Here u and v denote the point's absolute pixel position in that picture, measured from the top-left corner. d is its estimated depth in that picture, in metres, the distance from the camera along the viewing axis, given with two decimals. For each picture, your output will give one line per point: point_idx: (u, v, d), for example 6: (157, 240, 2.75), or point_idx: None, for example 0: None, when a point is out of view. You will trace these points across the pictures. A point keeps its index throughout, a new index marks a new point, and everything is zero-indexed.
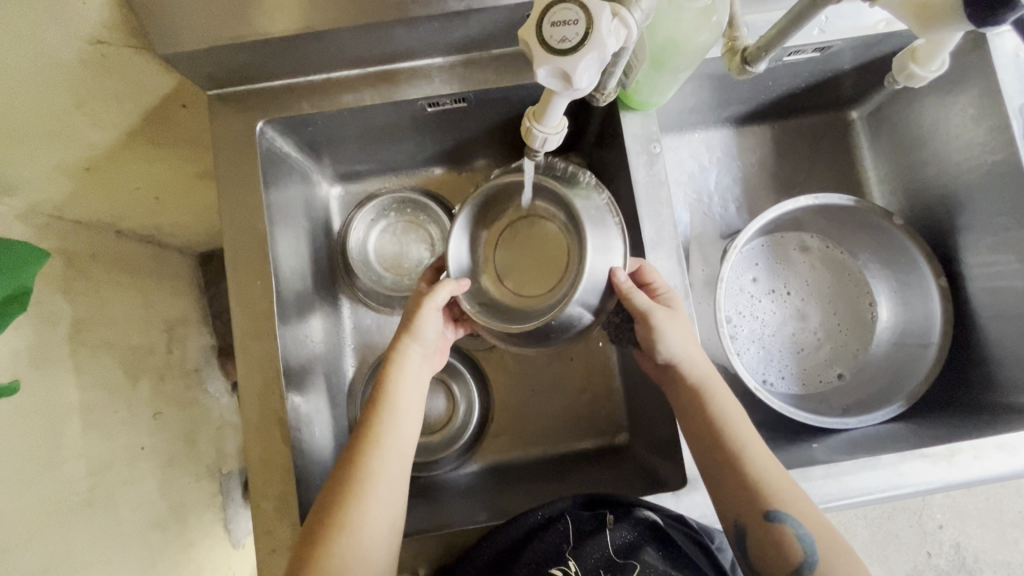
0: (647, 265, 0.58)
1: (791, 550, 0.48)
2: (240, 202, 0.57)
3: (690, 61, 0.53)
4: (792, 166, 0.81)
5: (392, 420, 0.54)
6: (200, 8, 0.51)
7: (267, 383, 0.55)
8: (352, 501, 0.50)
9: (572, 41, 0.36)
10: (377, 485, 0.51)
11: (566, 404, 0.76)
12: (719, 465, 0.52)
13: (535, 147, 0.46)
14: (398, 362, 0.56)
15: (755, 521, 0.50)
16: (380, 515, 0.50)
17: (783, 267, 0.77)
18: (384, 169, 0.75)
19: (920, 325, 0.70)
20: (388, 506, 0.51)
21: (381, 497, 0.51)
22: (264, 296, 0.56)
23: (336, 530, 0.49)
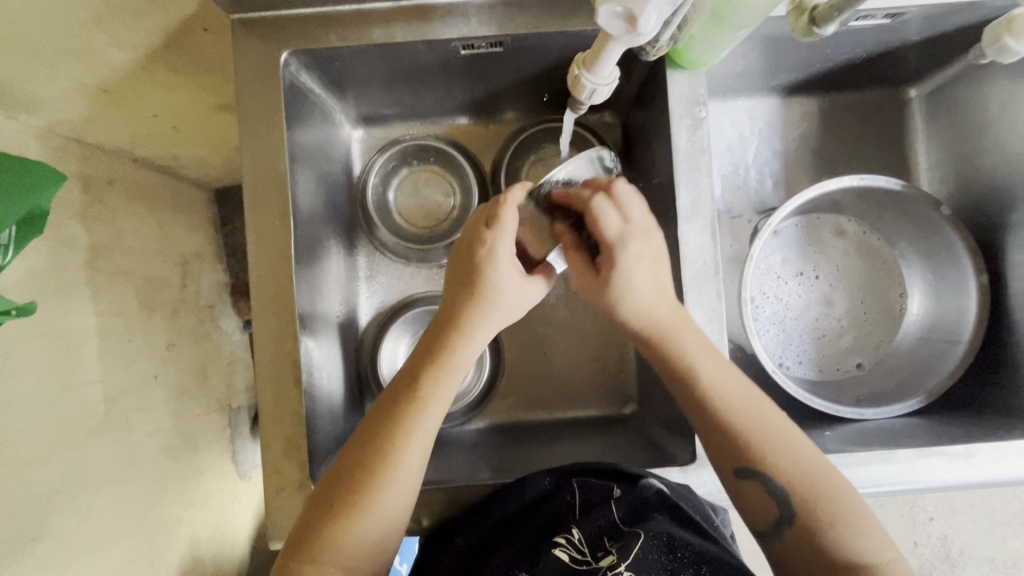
0: (619, 189, 0.52)
1: (771, 509, 0.48)
2: (260, 136, 0.55)
3: (752, 16, 0.48)
4: (836, 143, 0.76)
5: (442, 392, 0.50)
6: None
7: (281, 325, 0.54)
8: (379, 467, 0.48)
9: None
10: (407, 456, 0.49)
11: (577, 370, 0.75)
12: (703, 427, 0.51)
13: (581, 99, 0.46)
14: (467, 331, 0.51)
15: (738, 479, 0.50)
16: (402, 487, 0.49)
17: (814, 250, 0.74)
18: (410, 114, 0.72)
19: (952, 321, 0.67)
20: (412, 480, 0.49)
21: (408, 470, 0.49)
22: (282, 237, 0.54)
23: (360, 492, 0.47)
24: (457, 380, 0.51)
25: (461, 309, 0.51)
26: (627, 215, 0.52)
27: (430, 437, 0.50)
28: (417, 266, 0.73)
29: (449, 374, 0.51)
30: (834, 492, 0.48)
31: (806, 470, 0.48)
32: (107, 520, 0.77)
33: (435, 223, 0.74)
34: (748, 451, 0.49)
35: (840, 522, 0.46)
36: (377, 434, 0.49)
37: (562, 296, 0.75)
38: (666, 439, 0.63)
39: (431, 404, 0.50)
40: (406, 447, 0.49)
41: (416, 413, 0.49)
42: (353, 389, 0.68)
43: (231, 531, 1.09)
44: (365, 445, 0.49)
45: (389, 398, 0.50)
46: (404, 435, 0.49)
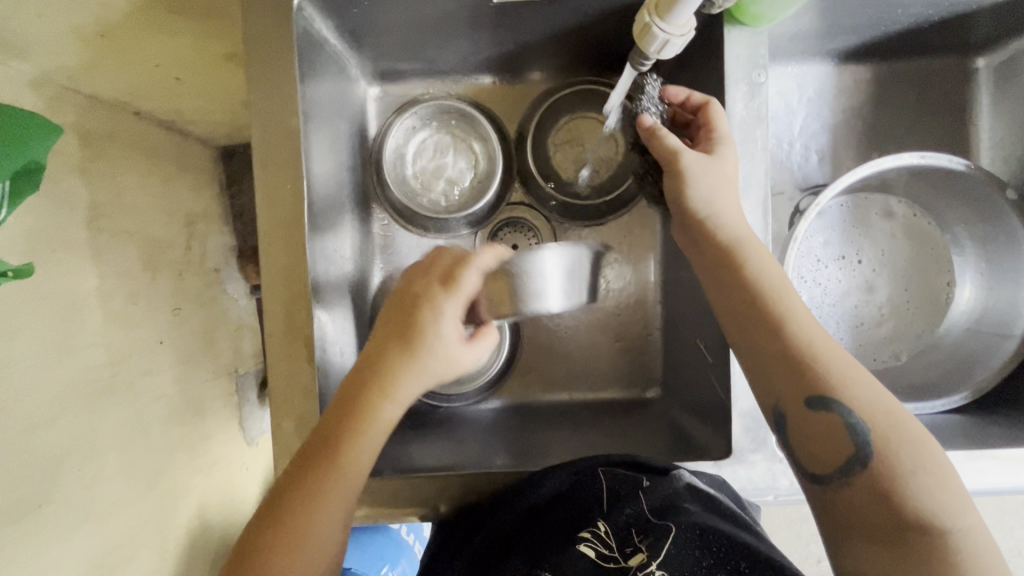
0: (714, 105, 0.50)
1: (841, 443, 0.41)
2: (271, 87, 0.49)
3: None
4: (891, 115, 0.70)
5: (362, 460, 0.46)
6: None
7: (293, 299, 0.50)
8: (287, 533, 0.44)
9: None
10: (320, 520, 0.45)
11: (598, 350, 0.72)
12: (760, 355, 0.45)
13: (653, 49, 0.42)
14: (389, 389, 0.46)
15: (801, 407, 0.43)
16: (322, 548, 0.45)
17: (859, 232, 0.70)
18: (430, 70, 0.67)
19: (1006, 312, 0.63)
20: (331, 543, 0.46)
21: (319, 539, 0.45)
22: (295, 202, 0.49)
23: (265, 558, 0.43)
24: (377, 444, 0.46)
25: (382, 365, 0.47)
26: (713, 128, 0.50)
27: (347, 502, 0.46)
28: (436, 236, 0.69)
29: (367, 438, 0.46)
30: (916, 440, 0.41)
31: (886, 411, 0.42)
32: (113, 487, 0.76)
33: (456, 191, 0.69)
34: (814, 381, 0.43)
35: (921, 473, 0.40)
36: (286, 497, 0.45)
37: None
38: (695, 427, 0.60)
39: (347, 472, 0.45)
40: (321, 510, 0.45)
41: (330, 480, 0.45)
42: None
43: (239, 496, 1.08)
44: (275, 505, 0.45)
45: (299, 459, 0.46)
46: (314, 500, 0.45)
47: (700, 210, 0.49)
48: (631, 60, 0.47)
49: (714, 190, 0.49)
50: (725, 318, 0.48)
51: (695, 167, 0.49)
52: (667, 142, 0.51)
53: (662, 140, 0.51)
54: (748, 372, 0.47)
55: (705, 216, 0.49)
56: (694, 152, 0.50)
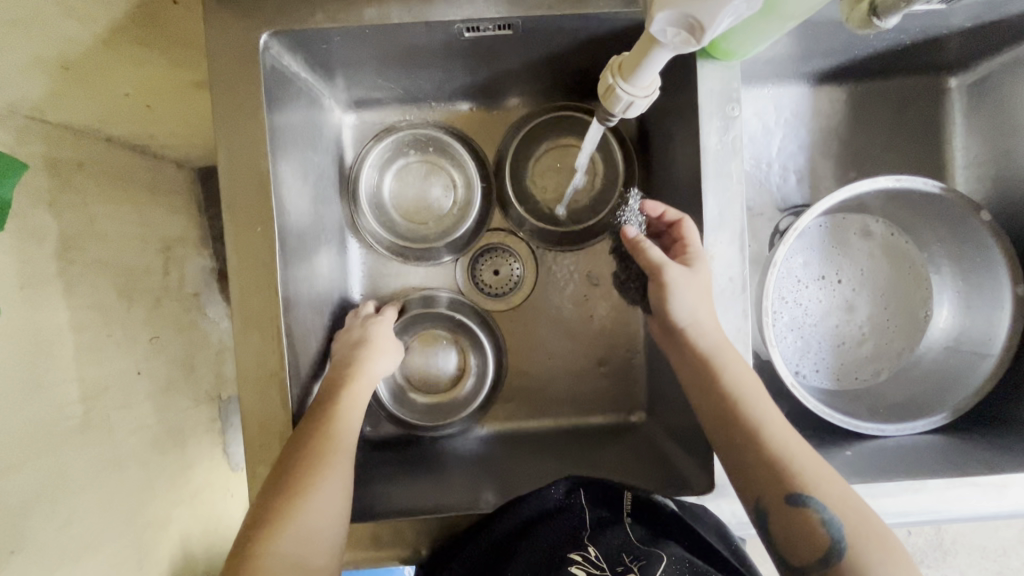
0: (689, 221, 0.52)
1: (817, 536, 0.41)
2: (237, 128, 0.47)
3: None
4: (868, 136, 0.71)
5: (347, 431, 0.51)
6: None
7: (266, 345, 0.48)
8: (280, 519, 0.45)
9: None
10: (311, 508, 0.46)
11: (582, 376, 0.71)
12: (737, 452, 0.46)
13: (617, 108, 0.43)
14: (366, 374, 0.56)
15: (778, 502, 0.43)
16: (317, 540, 0.45)
17: (839, 252, 0.70)
18: (406, 97, 0.66)
19: (983, 330, 0.63)
20: (324, 537, 0.46)
21: (312, 526, 0.45)
22: (266, 246, 0.48)
23: (256, 545, 0.43)
24: (358, 418, 0.53)
25: (358, 356, 0.57)
26: (689, 243, 0.51)
27: (338, 487, 0.48)
28: (416, 263, 0.69)
29: (352, 410, 0.52)
30: (887, 534, 0.41)
31: (856, 505, 0.42)
32: (89, 527, 0.74)
33: (435, 218, 0.69)
34: (791, 476, 0.43)
35: (894, 565, 0.40)
36: (276, 486, 0.46)
37: (569, 300, 0.71)
38: (679, 456, 0.59)
39: (336, 443, 0.50)
40: (312, 497, 0.46)
41: (320, 463, 0.48)
42: None
43: (224, 524, 1.07)
44: (266, 498, 0.46)
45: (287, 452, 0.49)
46: (304, 486, 0.46)
47: (683, 319, 0.49)
48: (598, 116, 0.48)
49: (695, 303, 0.49)
50: (700, 410, 0.49)
51: (678, 283, 0.50)
52: (649, 254, 0.52)
53: (645, 252, 0.53)
54: (728, 468, 0.47)
55: (686, 325, 0.49)
56: (676, 266, 0.51)
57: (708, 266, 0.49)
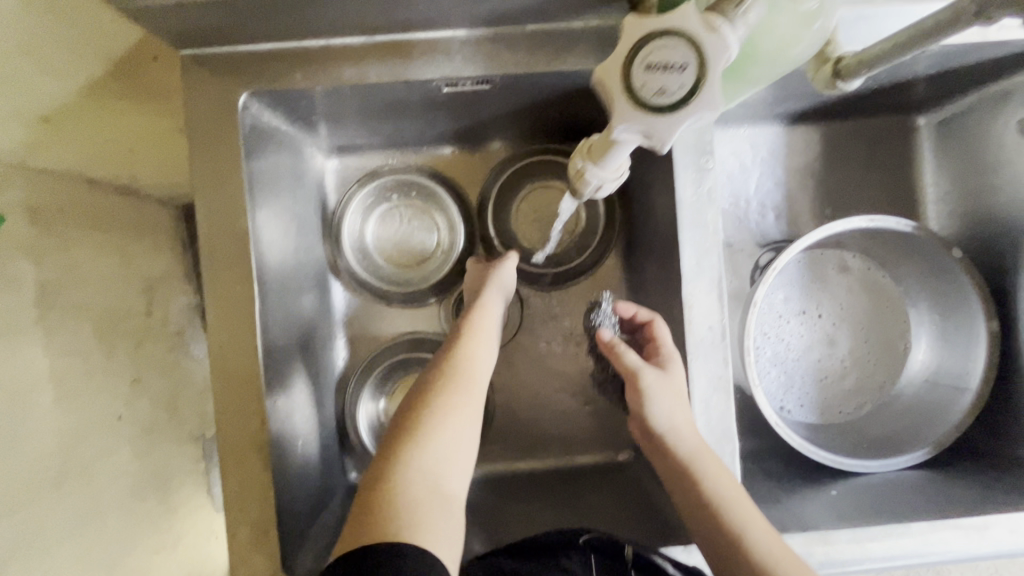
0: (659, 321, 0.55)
1: None
2: (215, 189, 0.47)
3: (769, 61, 0.38)
4: (843, 173, 0.72)
5: (476, 365, 0.54)
6: None
7: (246, 404, 0.48)
8: (422, 437, 0.47)
9: (673, 94, 0.35)
10: (443, 436, 0.48)
11: (570, 416, 0.71)
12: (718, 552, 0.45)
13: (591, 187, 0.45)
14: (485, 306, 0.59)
15: None
16: (454, 453, 0.48)
17: (818, 287, 0.71)
18: (388, 143, 0.66)
19: (961, 364, 0.64)
20: (460, 459, 0.48)
21: (450, 446, 0.48)
22: (245, 305, 0.48)
23: (400, 457, 0.46)
24: (484, 353, 0.55)
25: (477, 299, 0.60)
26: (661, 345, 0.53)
27: (471, 416, 0.50)
28: (400, 307, 0.69)
29: (476, 337, 0.56)
30: None
31: None
32: None
33: (419, 261, 0.69)
34: None
35: None
36: (416, 408, 0.50)
37: (554, 340, 0.71)
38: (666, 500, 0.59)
39: (467, 373, 0.52)
40: (446, 412, 0.49)
41: (454, 391, 0.51)
42: (330, 444, 0.64)
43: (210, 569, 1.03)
44: (404, 422, 0.49)
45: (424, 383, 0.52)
46: (442, 410, 0.49)
47: (660, 425, 0.49)
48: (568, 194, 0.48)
49: (672, 408, 0.49)
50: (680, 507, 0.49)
51: (653, 386, 0.50)
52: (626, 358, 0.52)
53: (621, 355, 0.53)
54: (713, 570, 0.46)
55: (664, 432, 0.49)
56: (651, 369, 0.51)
57: (689, 316, 0.50)
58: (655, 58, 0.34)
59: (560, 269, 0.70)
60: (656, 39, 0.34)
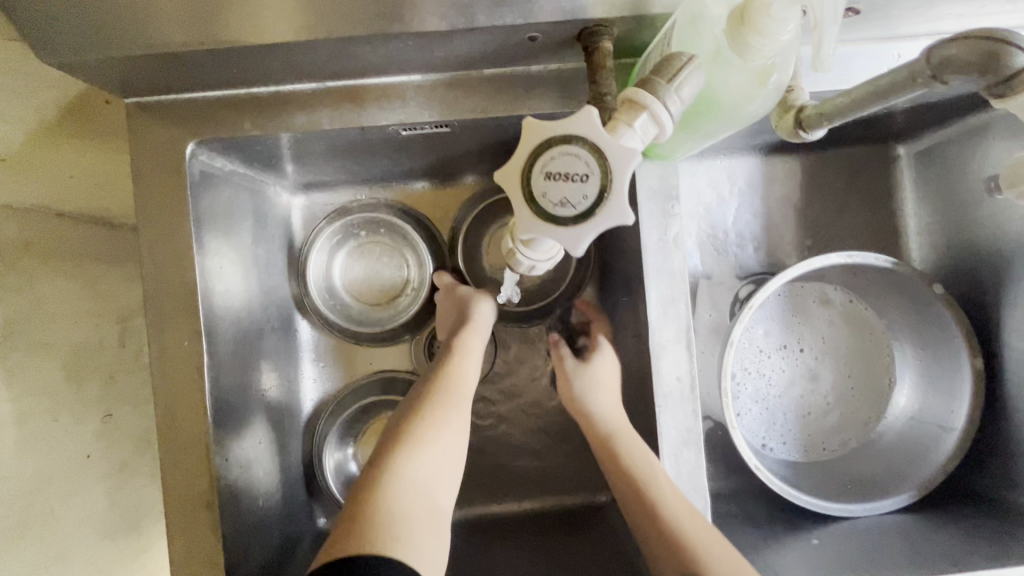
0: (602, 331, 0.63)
1: None
2: (163, 241, 0.46)
3: (723, 117, 0.36)
4: (823, 202, 0.71)
5: (466, 378, 0.52)
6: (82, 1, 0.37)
7: (195, 464, 0.47)
8: (412, 447, 0.45)
9: (576, 204, 0.33)
10: (425, 468, 0.44)
11: (546, 457, 0.69)
12: None
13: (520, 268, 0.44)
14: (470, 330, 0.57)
15: None
16: (435, 488, 0.44)
17: (799, 320, 0.69)
18: (355, 179, 0.64)
19: (945, 402, 0.63)
20: (449, 473, 0.46)
21: (440, 459, 0.46)
22: (197, 361, 0.46)
23: (387, 478, 0.43)
24: (474, 367, 0.54)
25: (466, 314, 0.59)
26: (595, 345, 0.61)
27: (460, 429, 0.48)
28: (369, 345, 0.66)
29: (459, 363, 0.53)
30: None
31: None
32: None
33: (388, 299, 0.67)
34: None
35: None
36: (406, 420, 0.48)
37: (530, 379, 0.69)
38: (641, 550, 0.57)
39: (457, 388, 0.51)
40: (427, 441, 0.46)
41: (446, 402, 0.49)
42: (296, 491, 0.62)
43: None
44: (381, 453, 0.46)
45: (413, 396, 0.51)
46: (432, 421, 0.47)
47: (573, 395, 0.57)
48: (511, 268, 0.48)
49: (585, 389, 0.57)
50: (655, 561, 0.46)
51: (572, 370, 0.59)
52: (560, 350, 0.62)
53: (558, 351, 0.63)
54: None
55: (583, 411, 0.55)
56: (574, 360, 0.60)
57: (656, 366, 0.48)
58: (557, 165, 0.33)
59: (534, 307, 0.68)
60: (559, 142, 0.33)
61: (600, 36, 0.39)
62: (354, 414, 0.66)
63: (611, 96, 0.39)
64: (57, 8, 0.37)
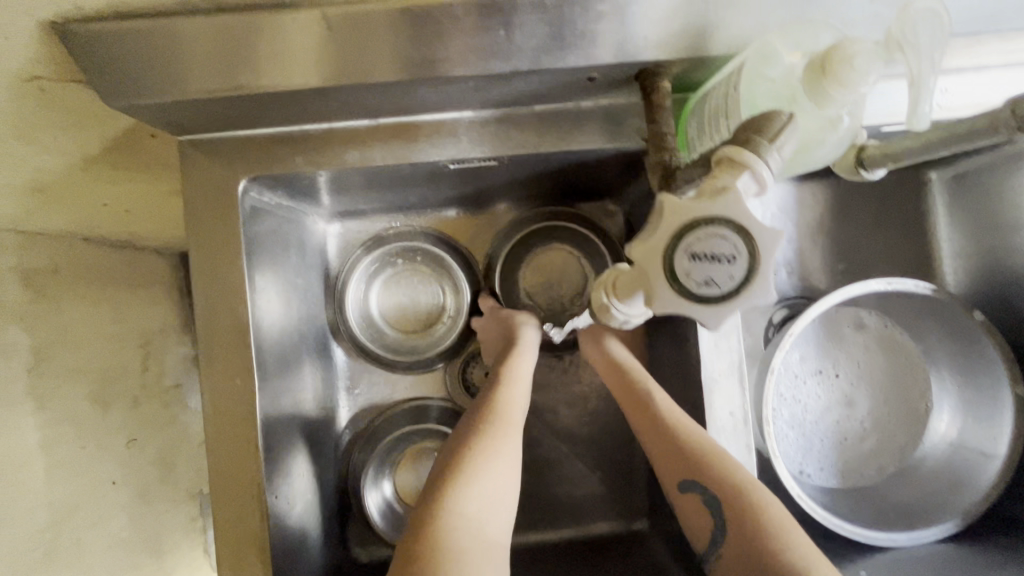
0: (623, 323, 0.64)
1: None
2: (214, 278, 0.46)
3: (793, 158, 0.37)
4: (857, 226, 0.70)
5: (514, 406, 0.52)
6: (146, 47, 0.37)
7: (246, 503, 0.46)
8: (467, 477, 0.45)
9: (723, 283, 0.34)
10: (481, 497, 0.44)
11: (582, 484, 0.68)
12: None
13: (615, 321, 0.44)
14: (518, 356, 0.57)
15: None
16: (491, 518, 0.44)
17: (834, 345, 0.68)
18: (392, 208, 0.64)
19: (985, 429, 0.62)
20: (503, 504, 0.45)
21: (494, 491, 0.45)
22: (248, 398, 0.46)
23: (443, 507, 0.43)
24: (523, 393, 0.54)
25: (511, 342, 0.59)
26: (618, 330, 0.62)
27: (513, 458, 0.48)
28: (405, 372, 0.67)
29: (509, 389, 0.53)
30: None
31: None
32: None
33: (424, 325, 0.67)
34: None
35: None
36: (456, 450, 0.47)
37: (564, 405, 0.69)
38: None
39: (508, 414, 0.51)
40: (483, 470, 0.45)
41: (495, 431, 0.49)
42: (334, 522, 0.61)
43: None
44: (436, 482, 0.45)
45: (465, 424, 0.51)
46: (484, 451, 0.47)
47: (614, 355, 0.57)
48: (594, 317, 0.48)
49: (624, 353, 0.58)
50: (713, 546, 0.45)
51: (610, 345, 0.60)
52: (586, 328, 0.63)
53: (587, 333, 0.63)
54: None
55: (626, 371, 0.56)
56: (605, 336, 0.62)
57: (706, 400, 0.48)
58: (702, 245, 0.34)
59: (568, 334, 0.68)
60: (704, 224, 0.34)
61: (660, 77, 0.40)
62: (389, 442, 0.66)
63: (673, 134, 0.40)
64: (123, 53, 0.37)
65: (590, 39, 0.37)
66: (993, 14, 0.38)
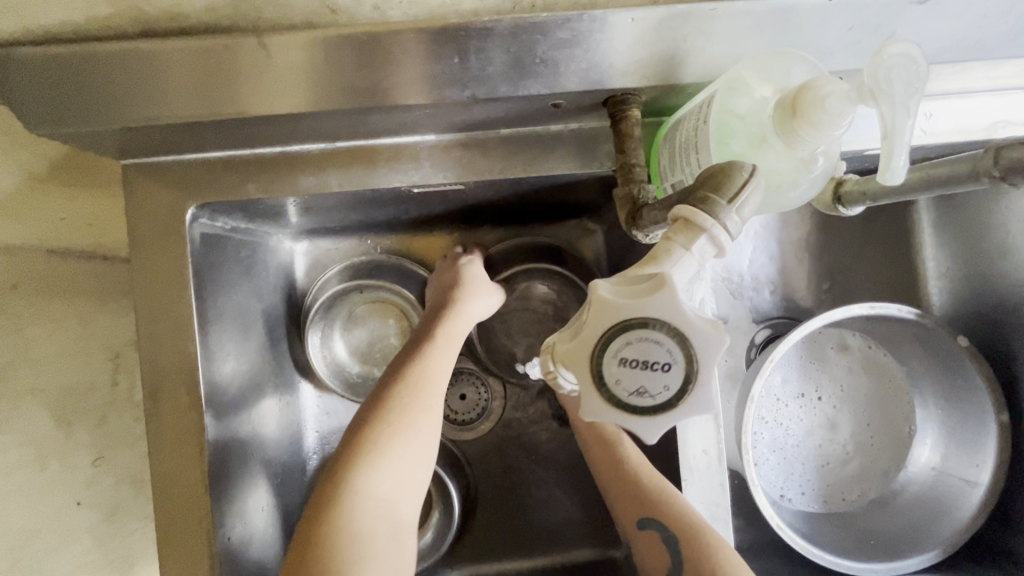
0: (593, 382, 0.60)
1: None
2: (161, 308, 0.43)
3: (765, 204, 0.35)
4: (844, 244, 0.68)
5: (436, 377, 0.49)
6: (74, 72, 0.35)
7: (195, 544, 0.44)
8: (374, 458, 0.43)
9: (654, 394, 0.31)
10: (385, 478, 0.43)
11: (558, 510, 0.66)
12: None
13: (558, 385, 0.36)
14: (458, 320, 0.54)
15: None
16: (397, 497, 0.43)
17: (816, 367, 0.66)
18: (358, 226, 0.61)
19: (967, 457, 0.61)
20: (414, 481, 0.44)
21: (403, 467, 0.44)
22: (196, 432, 0.44)
23: (348, 489, 0.41)
24: (450, 363, 0.51)
25: (452, 303, 0.55)
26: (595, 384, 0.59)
27: (430, 433, 0.46)
28: None
29: (438, 358, 0.50)
30: None
31: None
32: None
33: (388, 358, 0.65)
34: None
35: None
36: (371, 423, 0.44)
37: (540, 428, 0.67)
38: None
39: (429, 387, 0.48)
40: (392, 446, 0.44)
41: (414, 405, 0.46)
42: None
43: None
44: (342, 457, 0.43)
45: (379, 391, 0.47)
46: (398, 429, 0.44)
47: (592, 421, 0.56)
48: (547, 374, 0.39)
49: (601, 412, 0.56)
50: None
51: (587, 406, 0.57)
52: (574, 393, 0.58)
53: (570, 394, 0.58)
54: None
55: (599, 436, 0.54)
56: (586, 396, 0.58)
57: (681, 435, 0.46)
58: (635, 351, 0.30)
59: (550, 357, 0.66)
60: (638, 325, 0.30)
61: (628, 105, 0.38)
62: None
63: (641, 166, 0.38)
64: (55, 79, 0.35)
65: (551, 67, 0.35)
66: (974, 42, 0.37)
